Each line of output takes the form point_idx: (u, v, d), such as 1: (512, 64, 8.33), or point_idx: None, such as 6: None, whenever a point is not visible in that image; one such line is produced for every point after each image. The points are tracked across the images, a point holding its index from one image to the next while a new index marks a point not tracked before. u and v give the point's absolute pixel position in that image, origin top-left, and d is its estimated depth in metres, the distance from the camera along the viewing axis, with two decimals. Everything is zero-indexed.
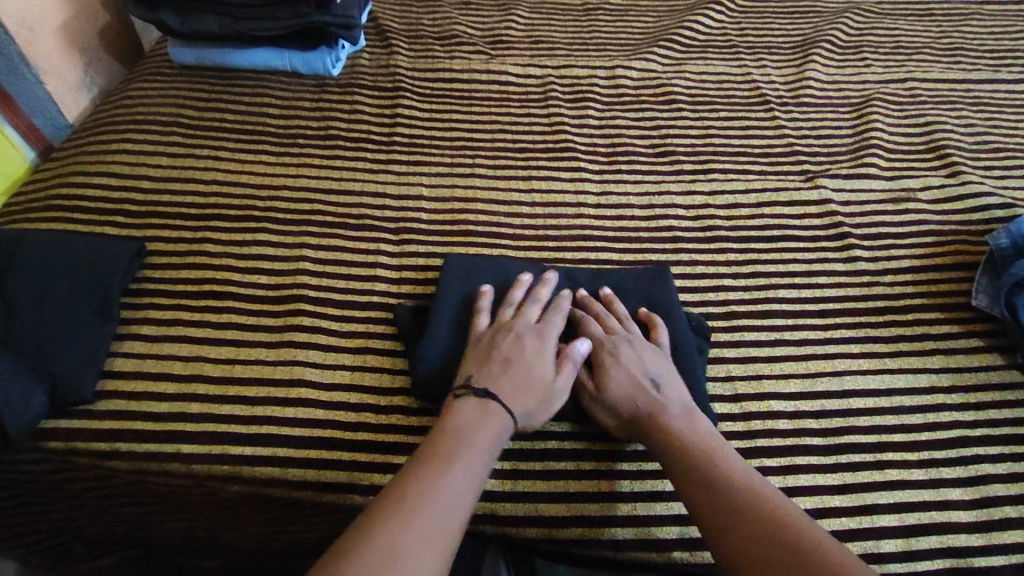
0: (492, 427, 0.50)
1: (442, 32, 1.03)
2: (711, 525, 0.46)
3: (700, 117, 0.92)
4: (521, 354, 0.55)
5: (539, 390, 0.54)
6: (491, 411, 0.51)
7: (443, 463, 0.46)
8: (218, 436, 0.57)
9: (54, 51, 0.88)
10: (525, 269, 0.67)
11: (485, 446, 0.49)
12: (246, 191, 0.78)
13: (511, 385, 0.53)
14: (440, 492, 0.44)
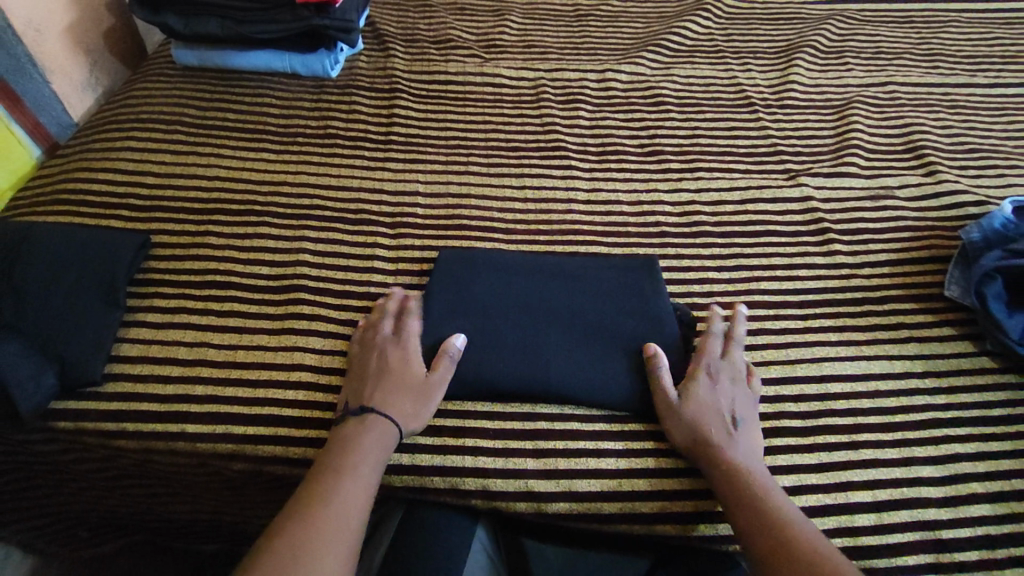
0: (378, 432, 0.54)
1: (438, 37, 1.06)
2: (764, 550, 0.47)
3: (687, 118, 0.95)
4: (388, 364, 0.59)
5: (411, 391, 0.57)
6: (372, 420, 0.55)
7: (338, 474, 0.50)
8: (221, 416, 0.59)
9: (61, 52, 0.91)
10: (518, 261, 0.70)
11: (375, 451, 0.53)
12: (248, 187, 0.81)
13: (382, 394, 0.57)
14: (336, 501, 0.48)
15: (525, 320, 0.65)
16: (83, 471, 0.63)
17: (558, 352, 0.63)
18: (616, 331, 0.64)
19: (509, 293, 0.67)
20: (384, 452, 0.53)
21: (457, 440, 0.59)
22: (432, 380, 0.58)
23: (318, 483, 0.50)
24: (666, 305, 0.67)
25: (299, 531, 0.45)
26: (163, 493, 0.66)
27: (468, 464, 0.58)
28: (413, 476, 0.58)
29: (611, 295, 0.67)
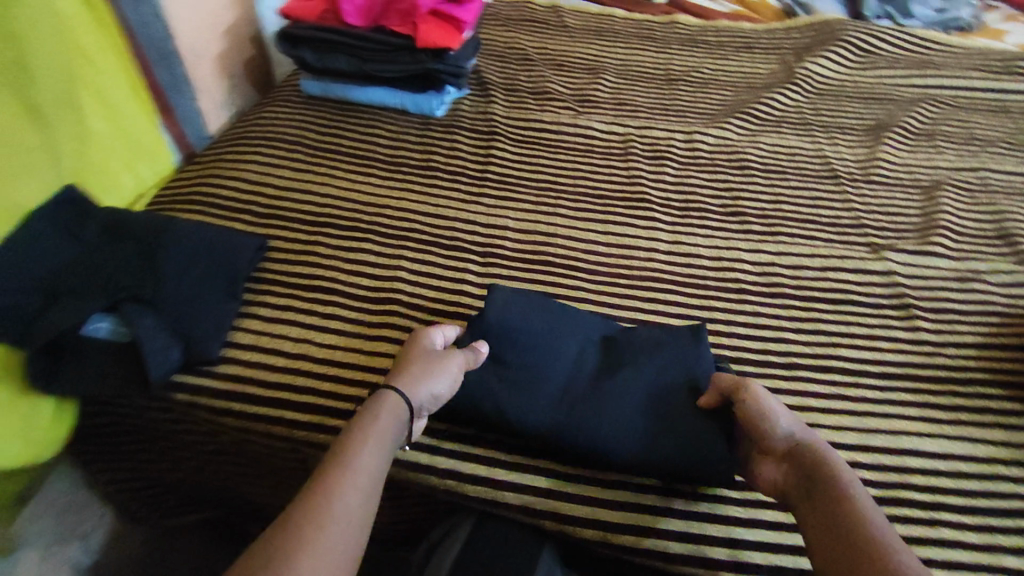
0: (391, 412, 0.55)
1: (536, 88, 1.15)
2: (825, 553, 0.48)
3: (772, 184, 0.98)
4: (420, 340, 0.62)
5: (440, 357, 0.60)
6: (384, 402, 0.55)
7: (337, 471, 0.49)
8: (318, 408, 0.65)
9: (210, 76, 1.05)
10: (560, 311, 0.70)
11: (380, 441, 0.52)
12: (356, 207, 0.88)
13: (409, 365, 0.59)
14: (342, 500, 0.47)
15: (553, 368, 0.65)
16: (188, 441, 0.71)
17: (580, 409, 0.62)
18: (641, 394, 0.63)
19: (544, 339, 0.67)
20: (387, 445, 0.53)
21: (530, 460, 0.62)
22: (439, 363, 0.60)
23: (314, 481, 0.48)
24: (705, 373, 0.65)
25: (301, 534, 0.44)
26: (253, 472, 0.72)
27: (539, 484, 0.61)
28: (486, 487, 0.61)
29: (646, 361, 0.66)
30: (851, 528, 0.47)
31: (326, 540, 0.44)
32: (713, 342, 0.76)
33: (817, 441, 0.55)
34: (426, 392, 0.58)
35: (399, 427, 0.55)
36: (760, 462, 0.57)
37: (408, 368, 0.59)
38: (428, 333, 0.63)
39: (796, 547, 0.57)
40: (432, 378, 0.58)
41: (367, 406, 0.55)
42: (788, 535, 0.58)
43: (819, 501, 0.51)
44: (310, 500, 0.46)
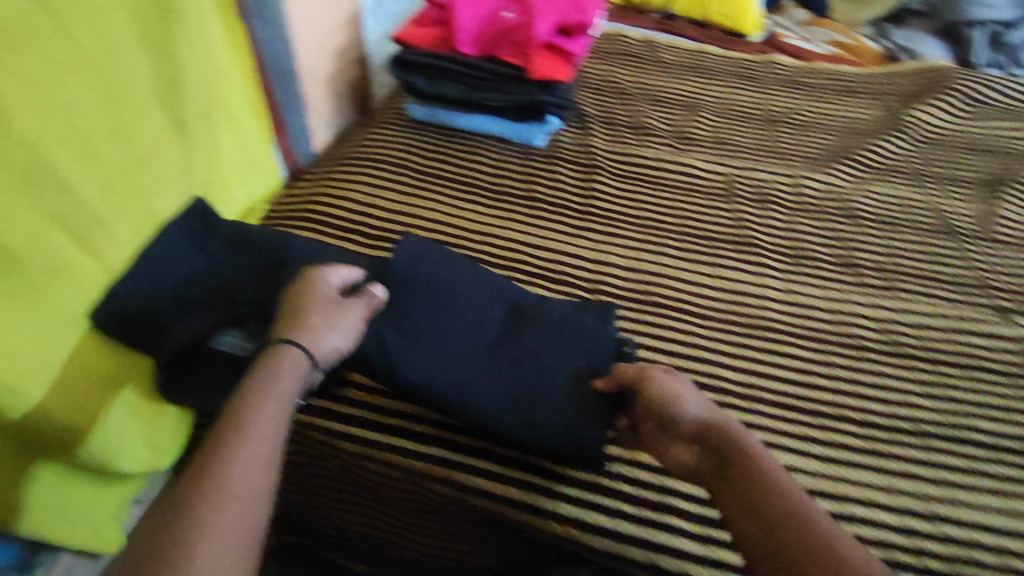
0: (290, 368, 0.53)
1: (635, 122, 1.14)
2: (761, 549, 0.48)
3: (884, 236, 0.94)
4: (314, 284, 0.60)
5: (339, 306, 0.59)
6: (280, 358, 0.54)
7: (234, 430, 0.48)
8: (440, 442, 0.65)
9: (319, 96, 1.08)
10: (467, 270, 0.71)
11: (279, 399, 0.51)
12: (463, 235, 0.89)
13: (305, 308, 0.57)
14: (245, 462, 0.47)
15: (462, 332, 0.66)
16: (297, 462, 0.73)
17: (481, 379, 0.63)
18: (545, 370, 0.65)
19: (451, 300, 0.68)
20: (290, 403, 0.52)
21: (658, 515, 0.62)
22: (335, 314, 0.58)
23: (211, 443, 0.48)
24: (607, 354, 0.67)
25: (194, 502, 0.45)
26: (358, 497, 0.73)
27: (669, 541, 0.61)
28: (613, 540, 0.61)
29: (554, 336, 0.67)
30: (774, 508, 0.49)
31: (225, 504, 0.45)
32: (834, 402, 0.73)
33: (716, 416, 0.56)
34: (328, 345, 0.56)
35: (303, 384, 0.54)
36: (670, 446, 0.58)
37: (307, 315, 0.57)
38: (328, 274, 0.61)
39: None
40: (333, 329, 0.57)
41: (258, 364, 0.53)
42: None
43: (733, 479, 0.52)
44: (200, 466, 0.46)
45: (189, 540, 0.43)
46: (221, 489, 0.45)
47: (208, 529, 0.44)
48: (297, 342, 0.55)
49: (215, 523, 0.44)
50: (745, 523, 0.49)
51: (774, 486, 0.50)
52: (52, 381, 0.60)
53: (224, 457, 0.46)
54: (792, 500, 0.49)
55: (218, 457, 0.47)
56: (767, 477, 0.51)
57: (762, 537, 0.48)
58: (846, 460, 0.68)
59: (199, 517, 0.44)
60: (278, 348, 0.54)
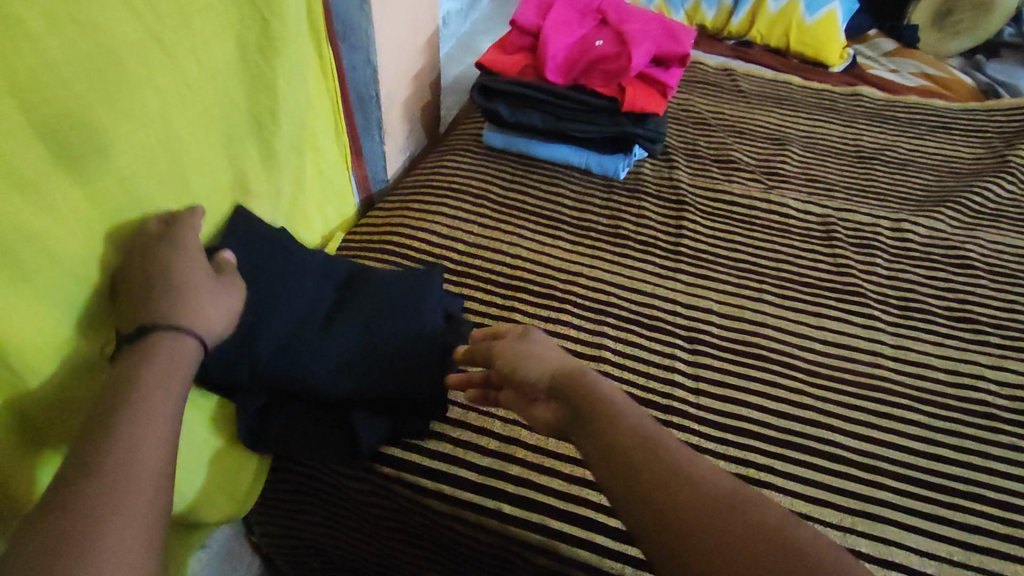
0: (181, 352, 0.50)
1: (720, 156, 1.10)
2: (643, 518, 0.43)
3: (1001, 289, 0.87)
4: (173, 250, 0.54)
5: (218, 287, 0.56)
6: (166, 341, 0.50)
7: (122, 407, 0.44)
8: (539, 504, 0.60)
9: (395, 120, 1.05)
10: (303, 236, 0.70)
11: (166, 373, 0.47)
12: (550, 272, 0.85)
13: (189, 289, 0.53)
14: (141, 432, 0.43)
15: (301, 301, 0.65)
16: (370, 514, 0.67)
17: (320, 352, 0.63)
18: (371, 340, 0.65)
19: (292, 266, 0.67)
20: (183, 375, 0.49)
21: None
22: (215, 288, 0.55)
23: (93, 428, 0.43)
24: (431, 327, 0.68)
25: (89, 496, 0.39)
26: (433, 554, 0.68)
27: None
28: None
29: (382, 308, 0.68)
30: (632, 450, 0.46)
31: (121, 488, 0.40)
32: (966, 477, 0.66)
33: (571, 369, 0.54)
34: (216, 323, 0.54)
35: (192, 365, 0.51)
36: (529, 406, 0.55)
37: (194, 299, 0.53)
38: (191, 238, 0.56)
39: None
40: (220, 314, 0.54)
41: (136, 349, 0.48)
42: None
43: (589, 427, 0.49)
44: (80, 460, 0.41)
45: (84, 532, 0.37)
46: (114, 477, 0.40)
47: (111, 516, 0.38)
48: (193, 331, 0.52)
49: (115, 513, 0.39)
50: (624, 490, 0.45)
51: (632, 430, 0.47)
52: (65, 345, 0.52)
53: (121, 443, 0.42)
54: (650, 442, 0.47)
55: (103, 445, 0.41)
56: (625, 423, 0.48)
57: (646, 508, 0.43)
58: (987, 545, 0.61)
59: (96, 506, 0.38)
60: (165, 335, 0.50)
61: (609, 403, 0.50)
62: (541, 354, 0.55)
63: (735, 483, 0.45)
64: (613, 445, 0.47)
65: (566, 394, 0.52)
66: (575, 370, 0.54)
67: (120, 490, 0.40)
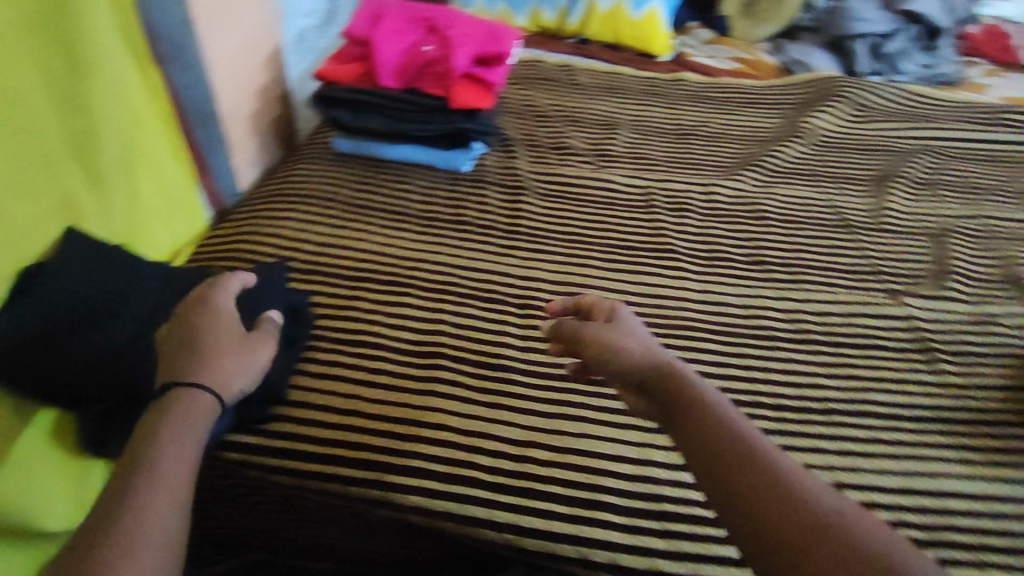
0: (209, 403, 0.55)
1: (556, 144, 1.21)
2: (742, 520, 0.43)
3: (789, 234, 1.01)
4: (218, 313, 0.62)
5: (251, 349, 0.63)
6: (195, 393, 0.55)
7: (151, 443, 0.50)
8: (371, 462, 0.66)
9: (241, 133, 1.09)
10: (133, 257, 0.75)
11: (196, 418, 0.53)
12: (393, 261, 0.91)
13: (223, 348, 0.59)
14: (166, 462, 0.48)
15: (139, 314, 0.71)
16: (234, 496, 0.72)
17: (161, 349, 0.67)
18: None
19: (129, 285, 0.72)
20: (207, 425, 0.54)
21: (588, 512, 0.62)
22: (246, 350, 0.62)
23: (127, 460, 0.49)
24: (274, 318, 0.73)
25: (113, 539, 0.43)
26: (295, 523, 0.73)
27: (601, 536, 0.61)
28: (543, 541, 0.61)
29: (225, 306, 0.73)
30: (728, 451, 0.46)
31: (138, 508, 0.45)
32: (750, 389, 0.78)
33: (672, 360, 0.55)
34: (240, 385, 0.60)
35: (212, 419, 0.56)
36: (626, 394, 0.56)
37: (227, 359, 0.59)
38: (226, 298, 0.64)
39: None
40: (246, 374, 0.60)
41: (165, 400, 0.53)
42: None
43: (680, 410, 0.50)
44: (101, 508, 0.45)
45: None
46: (127, 523, 0.44)
47: (121, 558, 0.43)
48: (220, 385, 0.57)
49: (128, 557, 0.43)
50: (718, 486, 0.45)
51: (724, 417, 0.48)
52: None
53: (146, 485, 0.46)
54: (742, 431, 0.47)
55: (119, 494, 0.46)
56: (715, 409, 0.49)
57: (742, 510, 0.43)
58: None
59: (119, 539, 0.43)
60: (197, 388, 0.55)
61: (716, 400, 0.50)
62: (639, 343, 0.57)
63: (835, 488, 0.44)
64: (707, 436, 0.47)
65: (659, 379, 0.53)
66: (674, 358, 0.55)
67: (136, 540, 0.44)
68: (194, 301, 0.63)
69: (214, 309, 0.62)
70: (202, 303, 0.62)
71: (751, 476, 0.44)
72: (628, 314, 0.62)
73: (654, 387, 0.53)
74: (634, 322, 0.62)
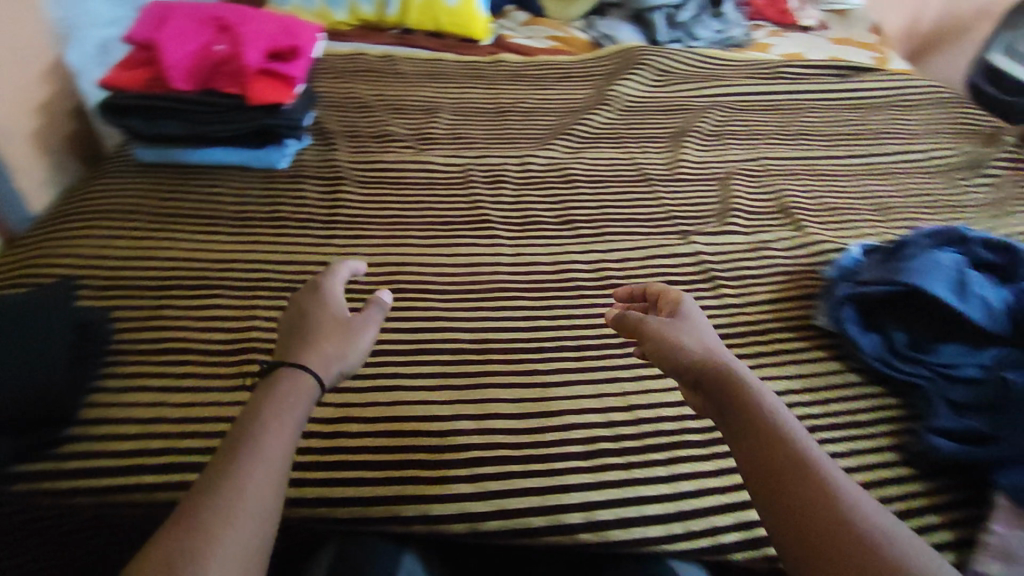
0: (299, 383, 0.52)
1: (377, 132, 1.22)
2: (787, 527, 0.46)
3: (596, 193, 1.10)
4: (320, 301, 0.62)
5: (351, 331, 0.59)
6: (290, 376, 0.52)
7: (246, 436, 0.47)
8: (177, 467, 0.65)
9: (23, 153, 1.00)
10: None
11: (289, 410, 0.50)
12: (204, 266, 0.89)
13: (321, 332, 0.58)
14: (256, 458, 0.45)
15: None
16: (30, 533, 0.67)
17: None
18: None
19: None
20: (300, 415, 0.50)
21: (397, 473, 0.66)
22: (344, 331, 0.59)
23: (221, 452, 0.46)
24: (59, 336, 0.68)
25: (193, 541, 0.40)
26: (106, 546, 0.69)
27: (408, 493, 0.64)
28: (355, 507, 0.63)
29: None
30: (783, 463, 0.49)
31: (221, 510, 0.42)
32: (556, 333, 0.83)
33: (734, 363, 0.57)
34: (339, 364, 0.56)
35: (308, 405, 0.52)
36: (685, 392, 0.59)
37: (321, 340, 0.57)
38: (335, 289, 0.64)
39: (649, 477, 0.67)
40: (342, 355, 0.57)
41: (265, 387, 0.51)
42: (652, 471, 0.68)
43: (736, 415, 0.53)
44: (207, 478, 0.44)
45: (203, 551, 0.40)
46: (230, 498, 0.43)
47: (224, 530, 0.41)
48: (314, 367, 0.54)
49: (230, 532, 0.41)
50: (767, 491, 0.48)
51: (776, 421, 0.52)
52: None
53: (232, 482, 0.43)
54: (795, 440, 0.50)
55: (226, 467, 0.44)
56: (766, 412, 0.52)
57: (789, 516, 0.47)
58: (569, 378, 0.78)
59: (197, 542, 0.40)
60: (291, 372, 0.52)
61: (778, 410, 0.53)
62: (706, 342, 0.60)
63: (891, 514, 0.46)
64: (761, 442, 0.50)
65: (714, 379, 0.56)
66: (735, 359, 0.58)
67: (215, 544, 0.40)
68: (303, 295, 0.63)
69: (320, 298, 0.62)
70: (307, 295, 0.63)
71: (807, 492, 0.47)
72: (692, 308, 0.65)
73: (711, 389, 0.56)
74: (700, 316, 0.64)
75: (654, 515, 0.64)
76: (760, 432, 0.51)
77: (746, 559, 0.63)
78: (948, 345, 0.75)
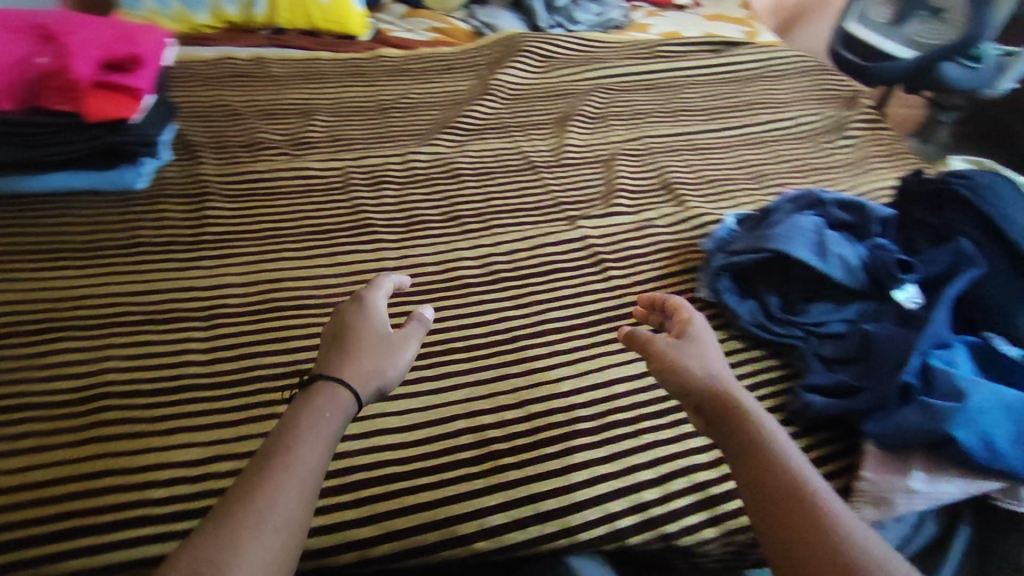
0: (333, 401, 0.48)
1: (247, 141, 1.14)
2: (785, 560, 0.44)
3: (482, 186, 1.08)
4: (362, 310, 0.57)
5: (394, 343, 0.55)
6: (327, 393, 0.49)
7: (282, 442, 0.45)
8: (16, 541, 0.58)
9: None
10: None
11: (323, 422, 0.47)
12: (46, 306, 0.80)
13: (363, 344, 0.54)
14: (290, 466, 0.43)
15: None
16: None
17: None
18: None
19: None
20: (336, 427, 0.47)
21: None
22: (387, 342, 0.55)
23: (259, 456, 0.45)
24: None
25: (218, 544, 0.39)
26: None
27: None
28: None
29: None
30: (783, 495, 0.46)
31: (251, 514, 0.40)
32: (443, 336, 0.80)
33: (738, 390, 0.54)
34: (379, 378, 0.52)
35: (343, 422, 0.48)
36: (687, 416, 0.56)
37: (360, 353, 0.53)
38: (379, 299, 0.60)
39: (541, 474, 0.66)
40: (382, 370, 0.53)
41: (305, 395, 0.49)
42: (542, 467, 0.67)
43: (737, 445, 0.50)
44: (245, 481, 0.43)
45: (227, 553, 0.39)
46: (259, 508, 0.41)
47: (250, 538, 0.40)
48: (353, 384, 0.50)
49: (254, 541, 0.40)
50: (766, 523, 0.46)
51: (779, 450, 0.49)
52: None
53: (265, 484, 0.42)
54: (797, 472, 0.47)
55: (262, 472, 0.43)
56: (768, 438, 0.50)
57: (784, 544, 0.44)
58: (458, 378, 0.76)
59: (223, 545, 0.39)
60: (327, 387, 0.49)
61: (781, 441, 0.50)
62: (713, 364, 0.56)
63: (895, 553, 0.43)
64: (761, 473, 0.48)
65: (715, 405, 0.53)
66: (739, 384, 0.55)
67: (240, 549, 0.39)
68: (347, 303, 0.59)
69: (362, 306, 0.58)
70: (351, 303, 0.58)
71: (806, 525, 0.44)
72: (702, 327, 0.61)
73: (711, 413, 0.53)
74: (708, 330, 0.61)
75: (549, 512, 0.63)
76: (760, 462, 0.49)
77: (643, 541, 0.63)
78: (815, 305, 0.79)
